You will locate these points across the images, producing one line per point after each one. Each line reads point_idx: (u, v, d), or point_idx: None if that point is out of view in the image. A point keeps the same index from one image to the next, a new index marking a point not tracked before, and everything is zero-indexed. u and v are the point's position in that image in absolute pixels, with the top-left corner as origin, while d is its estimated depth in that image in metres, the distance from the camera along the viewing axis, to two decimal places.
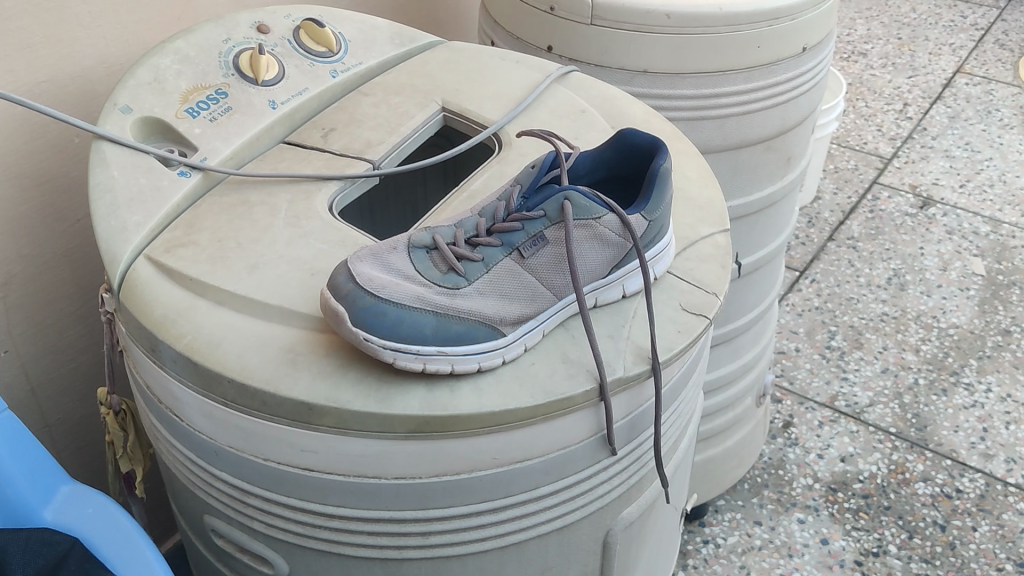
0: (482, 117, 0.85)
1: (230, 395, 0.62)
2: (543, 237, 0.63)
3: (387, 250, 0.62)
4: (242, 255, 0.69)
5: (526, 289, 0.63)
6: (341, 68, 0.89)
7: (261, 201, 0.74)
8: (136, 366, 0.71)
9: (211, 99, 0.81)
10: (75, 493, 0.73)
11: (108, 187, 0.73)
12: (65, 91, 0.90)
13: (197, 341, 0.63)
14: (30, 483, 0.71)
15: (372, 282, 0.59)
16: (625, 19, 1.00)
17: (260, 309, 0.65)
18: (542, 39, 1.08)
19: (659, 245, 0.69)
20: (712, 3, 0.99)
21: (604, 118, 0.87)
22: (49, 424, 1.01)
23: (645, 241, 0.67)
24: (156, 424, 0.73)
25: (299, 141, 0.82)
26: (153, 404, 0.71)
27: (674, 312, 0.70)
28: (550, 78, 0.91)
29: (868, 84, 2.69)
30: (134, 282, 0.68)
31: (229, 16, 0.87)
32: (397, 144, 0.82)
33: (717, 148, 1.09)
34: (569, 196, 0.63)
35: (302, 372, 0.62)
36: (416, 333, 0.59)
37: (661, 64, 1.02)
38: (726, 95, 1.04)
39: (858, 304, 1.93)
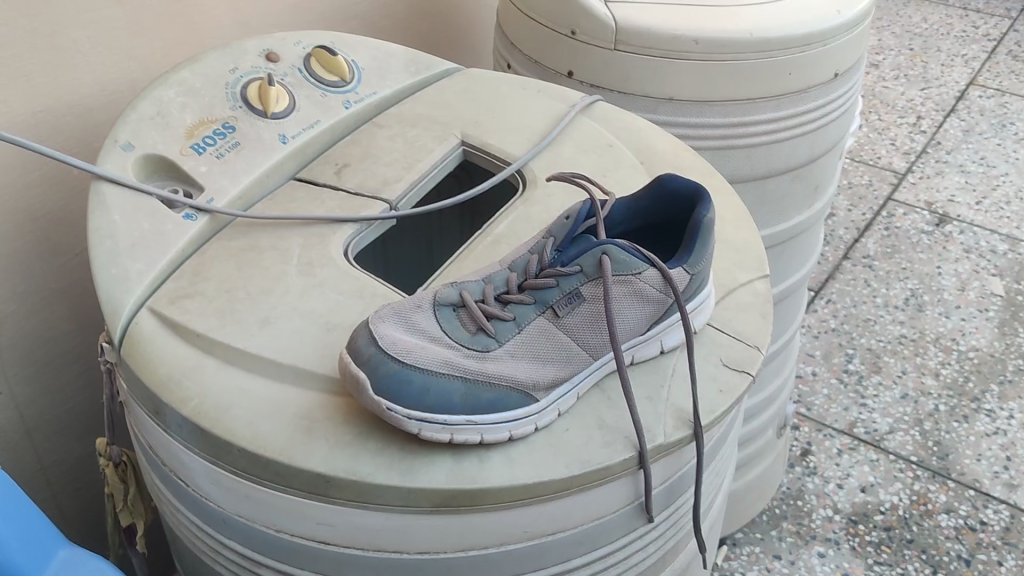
0: (505, 153, 0.81)
1: (241, 464, 0.58)
2: (579, 295, 0.58)
3: (411, 308, 0.58)
4: (252, 308, 0.64)
5: (560, 350, 0.59)
6: (354, 99, 0.84)
7: (272, 245, 0.70)
8: (139, 425, 0.66)
9: (217, 134, 0.76)
10: (69, 560, 0.61)
11: (108, 231, 0.68)
12: (63, 121, 0.85)
13: (204, 406, 0.59)
14: (26, 548, 0.58)
15: (396, 346, 0.55)
16: (652, 44, 0.95)
17: (271, 370, 0.61)
18: (562, 64, 1.03)
19: (700, 297, 0.65)
20: (743, 28, 0.94)
21: (633, 153, 0.83)
22: (46, 466, 0.96)
23: (686, 296, 0.62)
24: (159, 485, 0.68)
25: (311, 178, 0.77)
26: (157, 465, 0.66)
27: (714, 369, 0.65)
28: (574, 109, 0.86)
29: (881, 97, 2.64)
30: (136, 338, 0.63)
31: (236, 43, 0.82)
32: (415, 181, 0.77)
33: (745, 178, 1.04)
34: (608, 250, 0.58)
35: (318, 441, 0.57)
36: (443, 401, 0.54)
37: (689, 92, 0.97)
38: (755, 123, 1.00)
39: (875, 326, 1.88)
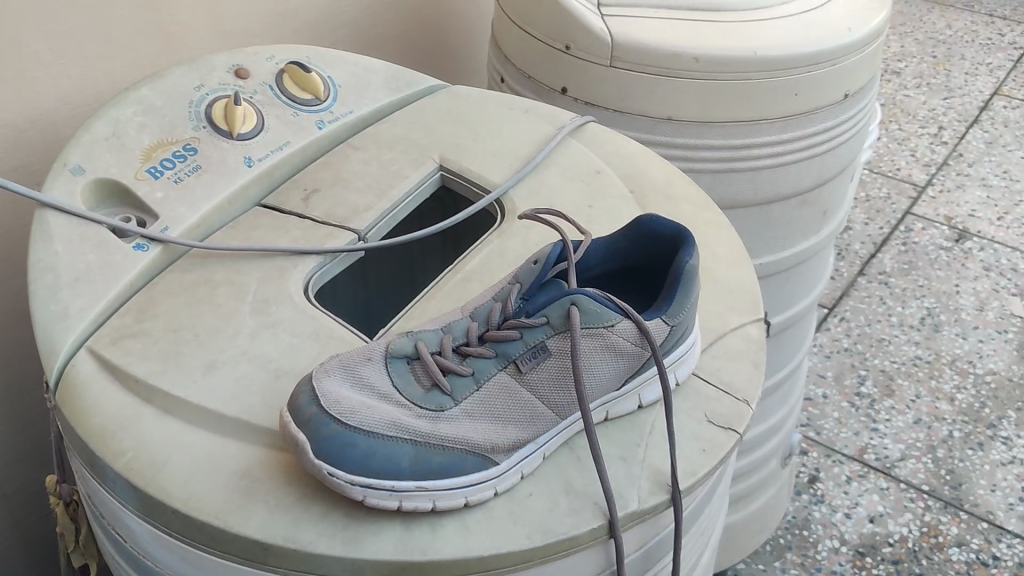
0: (484, 180, 0.76)
1: (174, 526, 0.53)
2: (544, 348, 0.53)
3: (360, 360, 0.53)
4: (199, 351, 0.60)
5: (523, 409, 0.53)
6: (328, 119, 0.80)
7: (227, 280, 0.65)
8: (78, 475, 0.61)
9: (177, 157, 0.72)
10: None
11: (50, 264, 0.63)
12: (23, 136, 0.81)
13: (137, 461, 0.54)
14: None
15: (340, 405, 0.50)
16: (649, 62, 0.89)
17: (214, 422, 0.56)
18: (556, 80, 0.98)
19: (682, 347, 0.60)
20: (747, 46, 0.88)
21: (623, 180, 0.77)
22: (6, 495, 0.93)
23: (666, 347, 0.58)
24: (102, 537, 0.63)
25: (277, 205, 0.73)
26: (97, 517, 0.61)
27: (697, 426, 0.60)
28: (562, 132, 0.82)
29: (902, 106, 2.57)
30: (72, 382, 0.58)
31: (204, 58, 0.77)
32: (387, 210, 0.73)
33: (747, 204, 0.98)
34: (576, 300, 0.53)
35: (256, 505, 0.52)
36: (390, 467, 0.50)
37: (688, 113, 0.91)
38: (758, 146, 0.94)
39: (890, 346, 1.82)
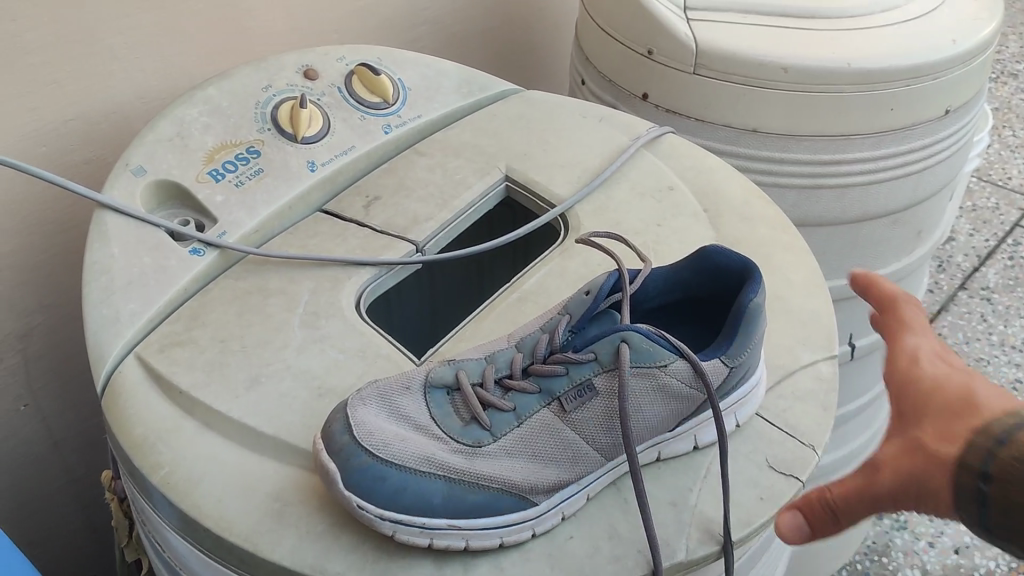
0: (550, 193, 0.74)
1: (207, 544, 0.52)
2: (591, 387, 0.51)
3: (399, 390, 0.51)
4: (245, 363, 0.59)
5: (566, 448, 0.51)
6: (395, 123, 0.78)
7: (280, 289, 0.64)
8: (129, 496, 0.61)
9: (239, 159, 0.71)
10: None
11: (105, 267, 0.63)
12: (97, 129, 0.81)
13: (173, 476, 0.53)
14: None
15: (372, 436, 0.48)
16: (734, 70, 0.84)
17: (253, 440, 0.55)
18: (636, 84, 0.93)
19: (744, 387, 0.56)
20: (840, 56, 0.82)
21: (697, 197, 0.74)
22: (75, 479, 0.94)
23: (725, 388, 0.54)
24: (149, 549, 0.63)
25: (338, 212, 0.72)
26: (142, 528, 0.61)
27: (756, 472, 0.56)
28: (637, 143, 0.78)
29: (1018, 110, 2.43)
30: (118, 388, 0.58)
31: (273, 58, 0.76)
32: (447, 221, 0.71)
33: (834, 222, 0.93)
34: (627, 336, 0.50)
35: (287, 530, 0.51)
36: (421, 503, 0.47)
37: (774, 124, 0.86)
38: (849, 161, 0.88)
39: (988, 366, 1.72)
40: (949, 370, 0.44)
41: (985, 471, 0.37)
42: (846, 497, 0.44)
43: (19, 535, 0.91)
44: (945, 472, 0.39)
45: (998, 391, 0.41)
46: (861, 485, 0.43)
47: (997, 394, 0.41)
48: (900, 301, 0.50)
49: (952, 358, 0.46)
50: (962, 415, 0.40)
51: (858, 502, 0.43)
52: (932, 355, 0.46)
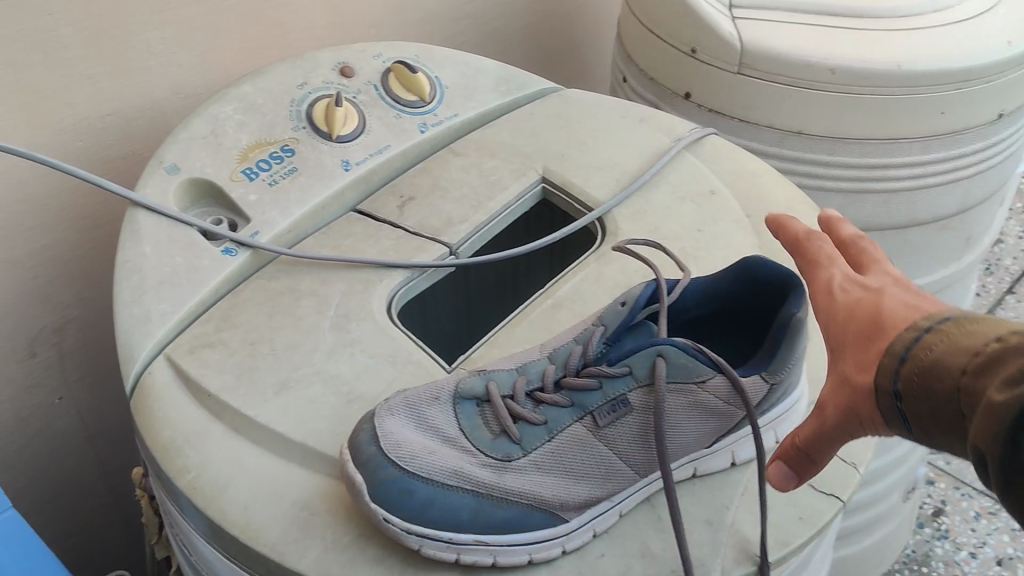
0: (587, 195, 0.72)
1: (232, 551, 0.51)
2: (625, 402, 0.49)
3: (427, 400, 0.50)
4: (274, 367, 0.58)
5: (598, 464, 0.49)
6: (431, 121, 0.77)
7: (311, 290, 0.63)
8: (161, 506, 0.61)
9: (274, 158, 0.70)
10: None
11: (136, 266, 0.63)
12: (134, 124, 0.81)
13: (200, 481, 0.52)
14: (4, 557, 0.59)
15: (399, 447, 0.47)
16: (779, 70, 0.82)
17: (280, 445, 0.54)
18: (679, 83, 0.91)
19: (783, 406, 0.54)
20: (889, 58, 0.79)
21: (739, 202, 0.71)
22: (109, 472, 0.94)
23: (764, 405, 0.52)
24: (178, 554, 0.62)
25: (371, 212, 0.71)
26: (172, 533, 0.60)
27: (795, 491, 0.55)
28: (678, 144, 0.76)
29: None
30: (147, 390, 0.57)
31: (309, 55, 0.76)
32: (481, 223, 0.69)
33: (880, 228, 0.90)
34: (664, 351, 0.49)
35: (313, 541, 0.50)
36: (449, 518, 0.46)
37: (820, 127, 0.84)
38: (897, 165, 0.85)
39: None
40: (852, 293, 0.47)
41: (897, 391, 0.42)
42: (807, 439, 0.48)
43: (53, 526, 0.92)
44: (873, 399, 0.43)
45: (900, 303, 0.45)
46: (817, 423, 0.48)
47: (900, 308, 0.45)
48: (807, 235, 0.52)
49: (857, 276, 0.49)
50: (870, 340, 0.44)
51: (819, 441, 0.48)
52: (843, 280, 0.49)
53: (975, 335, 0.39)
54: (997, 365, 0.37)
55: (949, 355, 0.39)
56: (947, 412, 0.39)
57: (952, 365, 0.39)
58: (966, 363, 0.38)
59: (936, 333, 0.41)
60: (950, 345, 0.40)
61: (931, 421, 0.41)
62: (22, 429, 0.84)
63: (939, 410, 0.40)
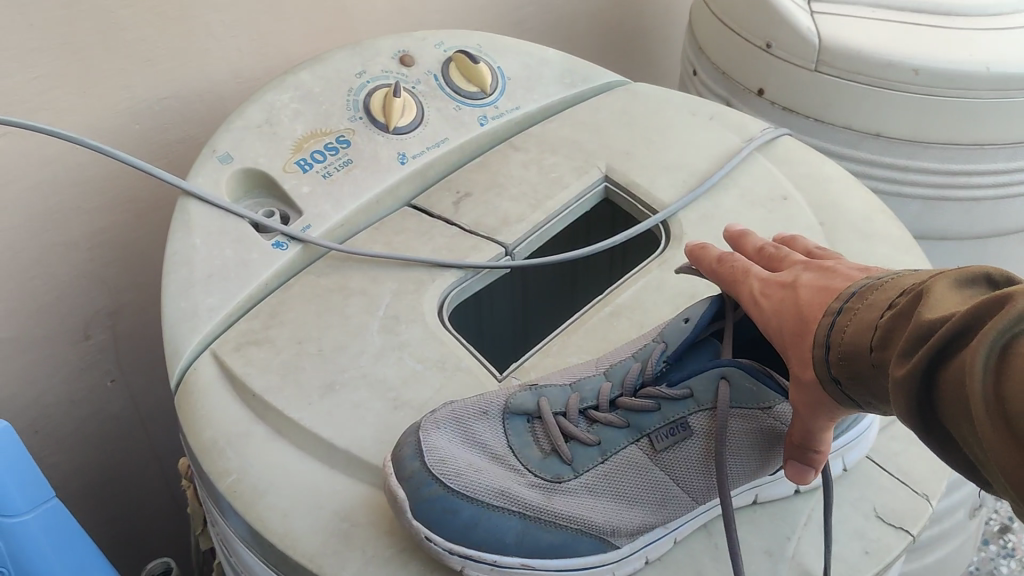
0: (651, 196, 0.69)
1: (271, 559, 0.49)
2: (684, 425, 0.47)
3: (475, 413, 0.48)
4: (321, 368, 0.56)
5: (653, 490, 0.47)
6: (492, 114, 0.75)
7: (362, 288, 0.62)
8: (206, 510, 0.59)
9: (329, 149, 0.68)
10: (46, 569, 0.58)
11: (185, 259, 0.61)
12: (191, 107, 0.79)
13: (241, 484, 0.50)
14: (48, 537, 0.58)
15: (444, 464, 0.45)
16: (859, 69, 0.78)
17: (322, 449, 0.52)
18: (752, 80, 0.87)
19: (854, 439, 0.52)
20: (976, 60, 0.75)
21: (812, 208, 0.68)
22: (159, 455, 0.94)
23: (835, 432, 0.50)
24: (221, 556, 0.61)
25: (426, 208, 0.69)
26: (215, 535, 0.59)
27: (863, 523, 0.51)
28: (750, 145, 0.73)
29: None
30: (191, 386, 0.56)
31: (369, 42, 0.73)
32: (539, 224, 0.67)
33: (959, 237, 0.86)
34: (728, 373, 0.46)
35: (353, 553, 0.47)
36: (495, 541, 0.44)
37: (900, 130, 0.79)
38: (980, 173, 0.81)
39: None
40: (771, 294, 0.44)
41: (835, 377, 0.39)
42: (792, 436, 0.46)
43: (101, 509, 0.91)
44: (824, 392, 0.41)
45: (814, 289, 0.42)
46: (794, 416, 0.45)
47: (813, 293, 0.42)
48: (718, 258, 0.50)
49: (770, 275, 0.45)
50: (799, 335, 0.41)
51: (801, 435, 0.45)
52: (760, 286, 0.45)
53: (876, 305, 0.37)
54: (899, 332, 0.35)
55: (858, 334, 0.37)
56: (879, 388, 0.37)
57: (862, 344, 0.37)
58: (872, 339, 0.36)
59: (847, 312, 0.38)
60: (857, 325, 0.37)
61: (874, 399, 0.38)
62: (75, 410, 0.83)
63: (873, 388, 0.37)
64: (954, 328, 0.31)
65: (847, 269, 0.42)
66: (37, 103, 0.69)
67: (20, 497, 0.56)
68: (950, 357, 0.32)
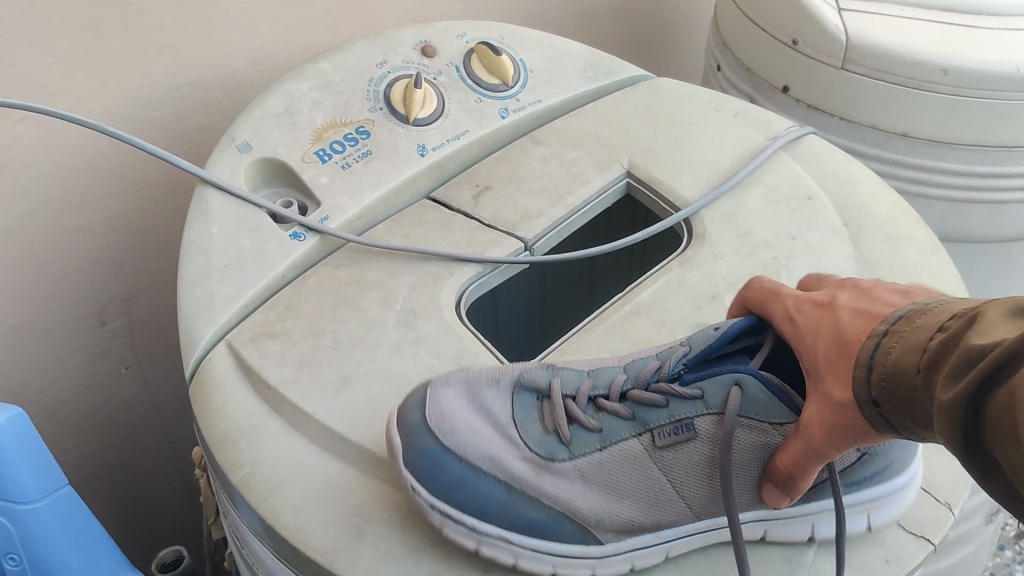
0: (673, 193, 0.68)
1: (283, 554, 0.49)
2: (690, 425, 0.46)
3: (487, 381, 0.49)
4: (336, 362, 0.56)
5: (647, 488, 0.46)
6: (513, 107, 0.74)
7: (379, 282, 0.61)
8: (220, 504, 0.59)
9: (348, 139, 0.68)
10: (56, 555, 0.58)
11: (202, 248, 0.61)
12: (210, 94, 0.79)
13: (254, 477, 0.50)
14: (58, 524, 0.58)
15: (442, 420, 0.46)
16: (887, 68, 0.76)
17: (336, 444, 0.51)
18: (777, 76, 0.86)
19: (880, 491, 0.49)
20: (1007, 60, 0.73)
21: (837, 208, 0.67)
22: (173, 442, 0.93)
23: (848, 474, 0.47)
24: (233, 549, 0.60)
25: (445, 201, 0.68)
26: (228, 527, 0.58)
27: (884, 532, 0.50)
28: (774, 143, 0.72)
29: None
30: (206, 377, 0.55)
31: (391, 32, 0.73)
32: (559, 219, 0.66)
33: (985, 240, 0.85)
34: (742, 379, 0.45)
35: (366, 549, 0.47)
36: (475, 505, 0.45)
37: (927, 131, 0.77)
38: (1007, 176, 0.79)
39: None
40: (807, 314, 0.44)
41: (874, 400, 0.37)
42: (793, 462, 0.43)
43: (114, 495, 0.91)
44: (855, 412, 0.39)
45: (853, 312, 0.41)
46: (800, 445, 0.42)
47: (854, 316, 0.41)
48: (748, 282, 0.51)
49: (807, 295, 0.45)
50: (837, 355, 0.40)
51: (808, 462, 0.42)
52: (797, 307, 0.45)
53: (924, 328, 0.36)
54: (949, 354, 0.34)
55: (905, 356, 0.36)
56: (920, 412, 0.35)
57: (909, 365, 0.35)
58: (919, 360, 0.35)
59: (892, 335, 0.37)
60: (904, 347, 0.36)
61: (917, 424, 0.36)
62: (89, 395, 0.83)
63: (914, 413, 0.36)
64: (1009, 349, 0.30)
65: (887, 293, 0.42)
66: (57, 87, 0.68)
67: (32, 482, 0.56)
68: (1003, 380, 0.30)
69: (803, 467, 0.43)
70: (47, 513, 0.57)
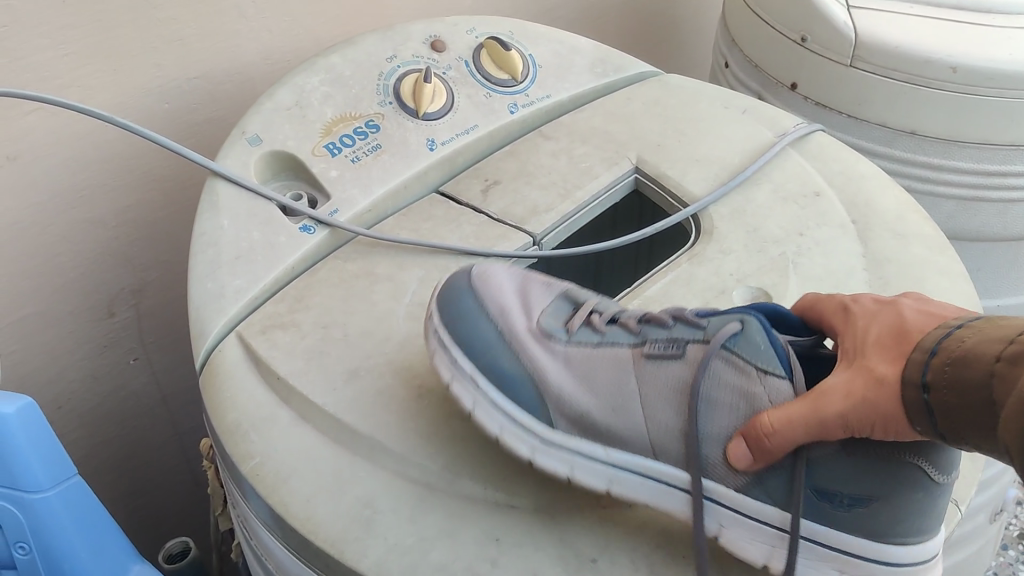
0: (681, 189, 0.68)
1: (293, 544, 0.49)
2: (682, 347, 0.47)
3: (544, 282, 0.55)
4: (345, 354, 0.56)
5: (619, 391, 0.48)
6: (522, 102, 0.74)
7: (388, 275, 0.61)
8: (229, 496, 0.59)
9: (357, 133, 0.68)
10: (65, 546, 0.58)
11: (213, 240, 0.61)
12: (220, 87, 0.79)
13: (264, 468, 0.50)
14: (67, 515, 0.58)
15: (484, 274, 0.53)
16: (895, 65, 0.76)
17: (345, 436, 0.51)
18: (785, 73, 0.86)
19: (860, 534, 0.43)
20: (1017, 58, 0.73)
21: (845, 205, 0.67)
22: (180, 433, 0.94)
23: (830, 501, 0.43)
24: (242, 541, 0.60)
25: (454, 195, 0.68)
26: (237, 519, 0.59)
27: None
28: (783, 140, 0.72)
29: None
30: (216, 368, 0.56)
31: (401, 27, 0.73)
32: (567, 213, 0.66)
33: (992, 239, 0.85)
34: (747, 319, 0.46)
35: (376, 539, 0.47)
36: (465, 340, 0.50)
37: (935, 129, 0.78)
38: (1015, 175, 0.79)
39: None
40: (865, 306, 0.45)
41: (926, 382, 0.38)
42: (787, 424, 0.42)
43: (121, 486, 0.92)
44: (894, 391, 0.39)
45: (919, 310, 0.42)
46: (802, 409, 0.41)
47: (919, 313, 0.42)
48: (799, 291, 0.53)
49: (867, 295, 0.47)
50: (894, 340, 0.41)
51: (804, 429, 0.41)
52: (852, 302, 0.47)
53: (1007, 327, 0.37)
54: None
55: (982, 345, 0.37)
56: (979, 401, 0.36)
57: (987, 353, 0.36)
58: (1000, 350, 0.36)
59: (967, 328, 0.39)
60: (982, 338, 0.37)
61: (965, 416, 0.37)
62: (98, 386, 0.83)
63: (971, 401, 0.37)
64: None
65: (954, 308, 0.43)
66: (68, 79, 0.68)
67: (43, 472, 0.56)
68: None
69: (793, 433, 0.41)
70: (57, 504, 0.57)
